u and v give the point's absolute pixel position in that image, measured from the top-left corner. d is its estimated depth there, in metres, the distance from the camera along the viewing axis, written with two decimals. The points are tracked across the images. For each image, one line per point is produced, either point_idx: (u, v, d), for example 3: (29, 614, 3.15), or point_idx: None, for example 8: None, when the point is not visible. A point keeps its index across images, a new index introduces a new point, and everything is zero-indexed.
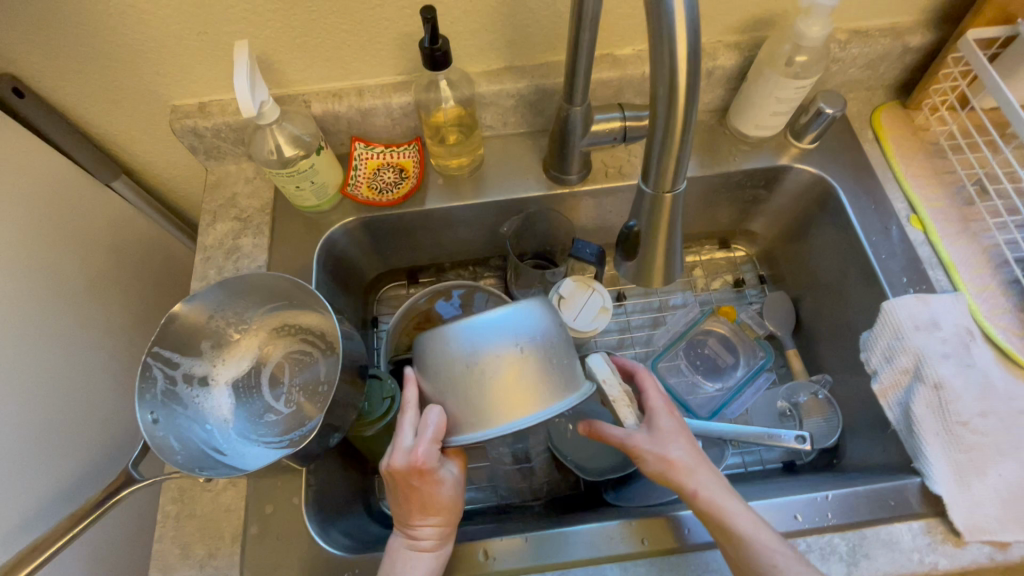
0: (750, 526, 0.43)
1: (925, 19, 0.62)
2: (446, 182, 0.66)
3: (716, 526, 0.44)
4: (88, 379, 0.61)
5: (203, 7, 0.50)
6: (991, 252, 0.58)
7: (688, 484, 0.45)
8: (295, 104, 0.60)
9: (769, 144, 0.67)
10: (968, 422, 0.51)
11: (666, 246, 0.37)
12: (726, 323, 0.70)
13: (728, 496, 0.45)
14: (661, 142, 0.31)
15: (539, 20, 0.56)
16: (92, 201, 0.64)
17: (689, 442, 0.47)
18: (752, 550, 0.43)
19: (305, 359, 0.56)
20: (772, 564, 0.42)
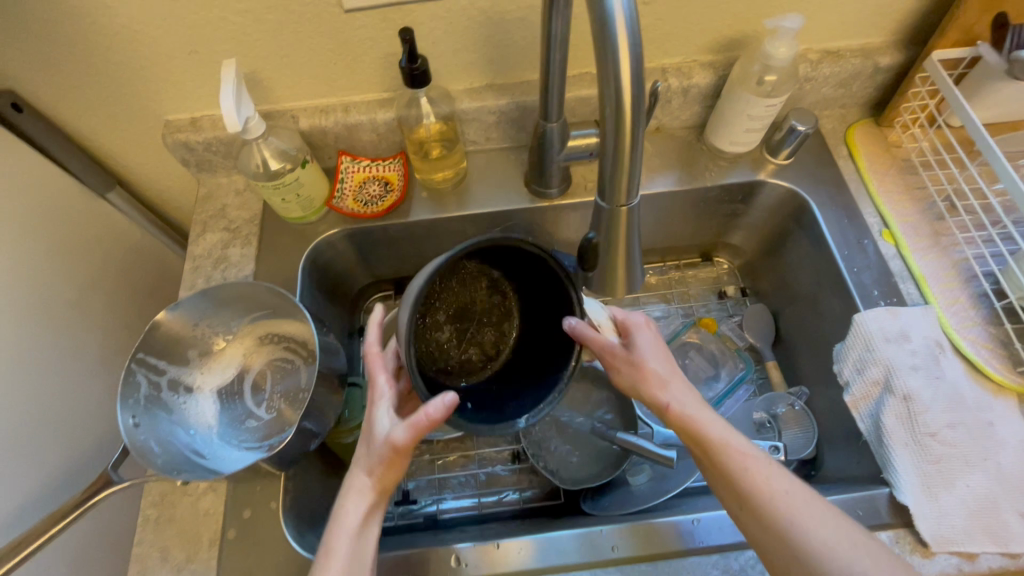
0: (727, 436, 0.46)
1: (894, 40, 0.64)
2: (430, 195, 0.68)
3: (692, 434, 0.47)
4: (76, 384, 0.63)
5: (194, 28, 0.53)
6: (961, 266, 0.60)
7: (663, 396, 0.49)
8: (284, 119, 0.62)
9: (745, 159, 0.68)
10: (936, 433, 0.52)
11: (625, 257, 0.39)
12: (705, 335, 0.72)
13: (703, 410, 0.48)
14: (612, 159, 0.33)
15: (518, 40, 0.59)
16: (87, 212, 0.66)
17: (666, 357, 0.52)
18: (725, 455, 0.45)
19: (287, 367, 0.57)
20: (742, 466, 0.45)
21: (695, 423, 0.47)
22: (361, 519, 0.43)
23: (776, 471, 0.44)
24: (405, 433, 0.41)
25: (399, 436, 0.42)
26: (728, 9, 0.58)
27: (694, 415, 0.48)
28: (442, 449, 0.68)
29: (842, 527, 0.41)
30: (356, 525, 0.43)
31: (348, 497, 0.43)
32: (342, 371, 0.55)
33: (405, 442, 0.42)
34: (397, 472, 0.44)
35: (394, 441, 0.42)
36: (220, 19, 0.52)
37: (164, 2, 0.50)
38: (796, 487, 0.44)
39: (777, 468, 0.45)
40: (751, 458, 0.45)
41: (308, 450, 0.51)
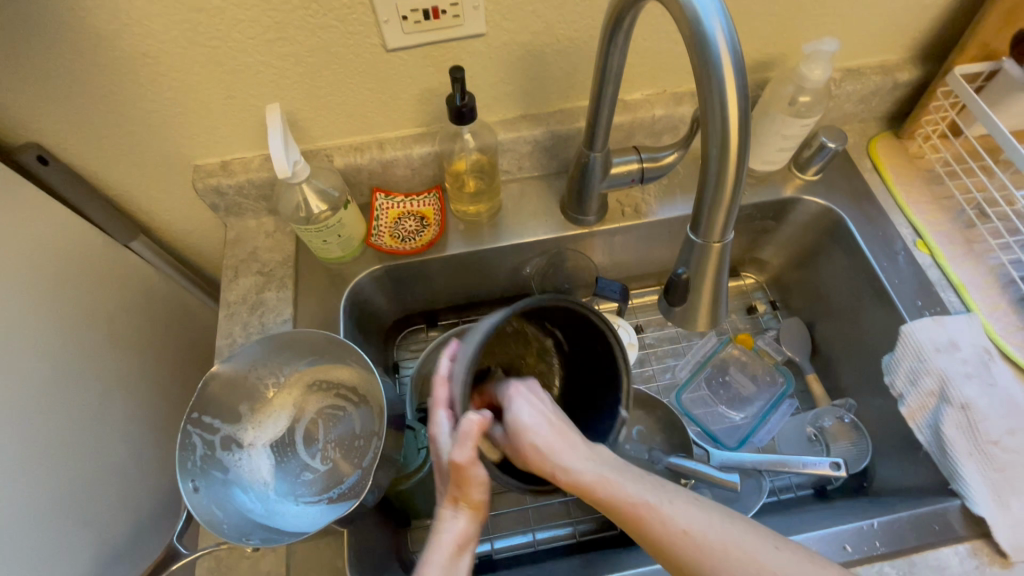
0: (646, 493, 0.38)
1: (911, 56, 0.66)
2: (466, 228, 0.67)
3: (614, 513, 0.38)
4: (106, 445, 0.60)
5: (232, 73, 0.52)
6: (997, 272, 0.61)
7: (554, 471, 0.39)
8: (318, 159, 0.61)
9: (774, 177, 0.69)
10: (998, 441, 0.52)
11: (712, 291, 0.38)
12: (743, 351, 0.72)
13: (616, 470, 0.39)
14: (712, 197, 0.33)
15: (555, 72, 0.59)
16: (112, 263, 0.64)
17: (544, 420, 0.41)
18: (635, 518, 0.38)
19: (339, 414, 0.57)
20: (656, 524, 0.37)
21: (608, 487, 0.38)
22: (449, 546, 0.40)
23: (734, 531, 0.37)
24: (464, 448, 0.38)
25: (459, 456, 0.38)
26: (759, 34, 0.59)
27: (602, 475, 0.39)
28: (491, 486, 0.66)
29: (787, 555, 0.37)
30: (441, 556, 0.39)
31: (440, 520, 0.41)
32: (398, 412, 0.53)
33: (466, 461, 0.38)
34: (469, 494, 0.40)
35: (457, 463, 0.38)
36: (260, 64, 0.51)
37: (203, 48, 0.49)
38: (764, 545, 0.37)
39: (726, 528, 0.38)
40: (691, 525, 0.37)
41: (366, 505, 0.49)
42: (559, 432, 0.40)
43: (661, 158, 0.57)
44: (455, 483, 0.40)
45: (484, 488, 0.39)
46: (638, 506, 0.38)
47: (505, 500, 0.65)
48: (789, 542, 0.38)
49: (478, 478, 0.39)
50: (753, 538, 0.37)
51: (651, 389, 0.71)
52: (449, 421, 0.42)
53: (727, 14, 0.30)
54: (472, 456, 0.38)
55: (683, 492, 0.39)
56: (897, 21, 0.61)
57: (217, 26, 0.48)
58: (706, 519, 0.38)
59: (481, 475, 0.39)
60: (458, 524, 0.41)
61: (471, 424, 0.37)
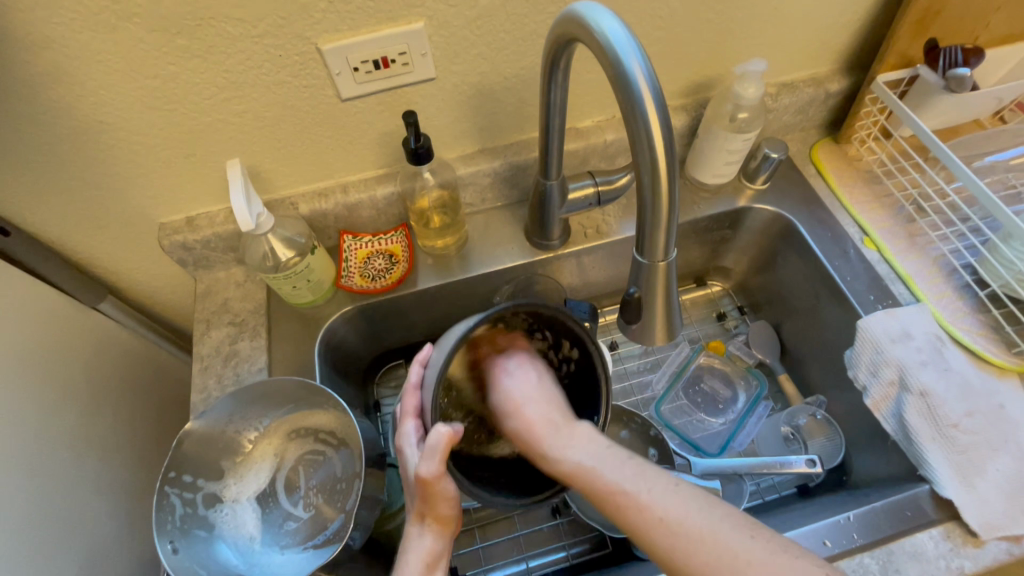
0: (623, 479, 0.40)
1: (838, 68, 0.70)
2: (435, 262, 0.68)
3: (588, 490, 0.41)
4: (80, 513, 0.59)
5: (193, 133, 0.53)
6: (939, 262, 0.64)
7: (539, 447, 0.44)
8: (284, 208, 0.62)
9: (726, 189, 0.73)
10: (957, 423, 0.55)
11: (665, 305, 0.41)
12: (716, 357, 0.74)
13: (591, 454, 0.42)
14: (651, 221, 0.36)
15: (506, 107, 0.61)
16: (81, 327, 0.63)
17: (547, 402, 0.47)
18: (610, 502, 0.40)
19: (319, 459, 0.57)
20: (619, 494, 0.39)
21: (586, 476, 0.41)
22: (419, 565, 0.44)
23: (711, 518, 0.37)
24: (431, 463, 0.39)
25: (424, 470, 0.39)
26: (694, 59, 0.63)
27: (586, 463, 0.41)
28: (482, 517, 0.66)
29: (771, 546, 0.35)
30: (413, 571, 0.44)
31: (410, 539, 0.45)
32: (379, 450, 0.54)
33: (433, 476, 0.39)
34: (432, 510, 0.43)
35: (424, 477, 0.40)
36: (218, 122, 0.53)
37: (160, 111, 0.51)
38: (738, 535, 0.36)
39: (701, 511, 0.37)
40: (668, 509, 0.37)
41: (352, 546, 0.49)
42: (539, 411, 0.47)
43: (614, 180, 0.60)
44: (424, 498, 0.42)
45: (449, 503, 0.42)
46: (615, 493, 0.39)
47: (496, 528, 0.66)
48: (765, 529, 0.36)
49: (444, 494, 0.42)
50: (736, 524, 0.36)
51: (630, 403, 0.72)
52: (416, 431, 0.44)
53: (644, 54, 0.33)
54: (436, 471, 0.39)
55: (652, 467, 0.41)
56: (819, 38, 0.65)
57: (173, 89, 0.49)
58: (693, 505, 0.38)
59: (449, 489, 0.41)
60: (424, 541, 0.45)
61: (435, 441, 0.39)
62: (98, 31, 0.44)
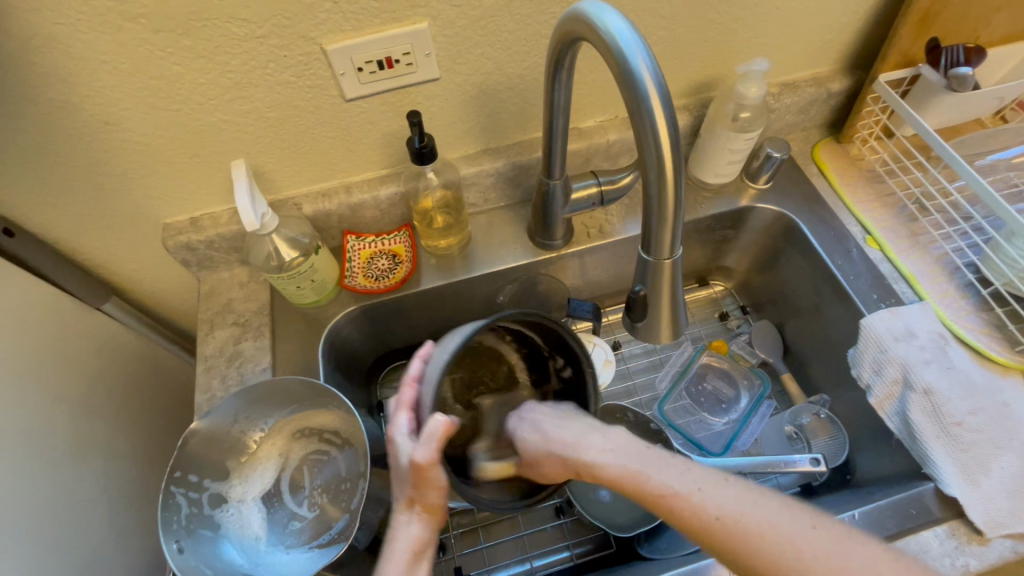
0: (672, 481, 0.39)
1: (840, 68, 0.71)
2: (438, 261, 0.68)
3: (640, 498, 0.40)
4: (85, 514, 0.59)
5: (197, 134, 0.53)
6: (942, 260, 0.64)
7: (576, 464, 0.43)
8: (287, 208, 0.63)
9: (728, 189, 0.73)
10: (961, 422, 0.55)
11: (671, 304, 0.41)
12: (720, 357, 0.74)
13: (638, 457, 0.41)
14: (657, 218, 0.36)
15: (510, 108, 0.62)
16: (85, 328, 0.63)
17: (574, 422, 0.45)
18: (663, 506, 0.39)
19: (324, 459, 0.57)
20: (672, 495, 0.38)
21: (632, 480, 0.40)
22: (406, 554, 0.44)
23: (772, 513, 0.36)
24: (426, 450, 0.40)
25: (419, 456, 0.40)
26: (697, 59, 0.63)
27: (634, 467, 0.40)
28: (486, 517, 0.66)
29: (831, 530, 0.35)
30: (400, 559, 0.44)
31: (397, 528, 0.45)
32: (383, 450, 0.54)
33: (427, 463, 0.40)
34: (419, 497, 0.43)
35: (419, 463, 0.40)
36: (222, 122, 0.53)
37: (165, 112, 0.51)
38: (802, 527, 0.35)
39: (761, 509, 0.36)
40: (726, 508, 0.37)
41: (357, 546, 0.49)
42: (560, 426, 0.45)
43: (617, 180, 0.60)
44: (416, 485, 0.42)
45: (440, 493, 0.43)
46: (664, 495, 0.39)
47: (500, 528, 0.66)
48: (824, 517, 0.36)
49: (437, 482, 0.42)
50: (802, 517, 0.36)
51: (633, 403, 0.72)
52: (410, 422, 0.44)
53: (650, 52, 0.33)
54: (431, 458, 0.40)
55: (710, 477, 0.39)
56: (822, 38, 0.66)
57: (178, 90, 0.49)
58: (757, 505, 0.37)
59: (440, 478, 0.41)
60: (412, 530, 0.44)
61: (435, 427, 0.39)
62: (103, 32, 0.44)
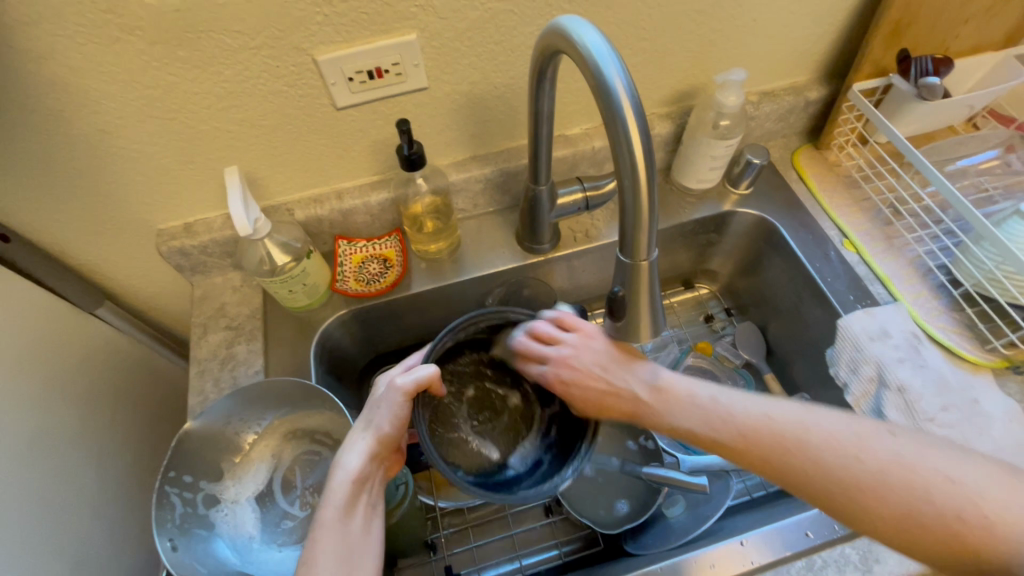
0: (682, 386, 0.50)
1: (817, 77, 0.73)
2: (428, 265, 0.70)
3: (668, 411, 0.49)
4: (77, 517, 0.59)
5: (190, 142, 0.55)
6: (916, 262, 0.67)
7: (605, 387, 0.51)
8: (279, 214, 0.64)
9: (711, 194, 0.75)
10: (934, 418, 0.57)
11: (649, 304, 0.43)
12: (704, 358, 0.75)
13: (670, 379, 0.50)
14: (632, 221, 0.38)
15: (497, 116, 0.63)
16: (79, 332, 0.64)
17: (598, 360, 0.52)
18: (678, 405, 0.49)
19: (315, 459, 0.58)
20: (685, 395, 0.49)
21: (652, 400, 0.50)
22: (346, 481, 0.45)
23: (836, 426, 0.43)
24: (409, 379, 0.46)
25: (403, 378, 0.46)
26: (678, 68, 0.65)
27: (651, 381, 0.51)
28: (476, 517, 0.67)
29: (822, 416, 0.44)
30: (338, 480, 0.45)
31: (342, 453, 0.47)
32: None
33: (404, 388, 0.46)
34: (380, 425, 0.47)
35: (396, 388, 0.47)
36: (216, 130, 0.54)
37: (160, 120, 0.52)
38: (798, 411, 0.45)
39: (825, 421, 0.43)
40: (793, 420, 0.44)
41: None
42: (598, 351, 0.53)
43: (602, 185, 0.62)
44: (382, 406, 0.48)
45: (399, 421, 0.47)
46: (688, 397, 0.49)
47: (490, 527, 0.67)
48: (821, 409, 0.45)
49: (399, 411, 0.47)
50: (865, 432, 0.42)
51: None
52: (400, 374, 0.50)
53: (623, 64, 0.35)
54: (409, 386, 0.46)
55: (783, 401, 0.46)
56: (799, 49, 0.68)
57: (172, 99, 0.51)
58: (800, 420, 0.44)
59: (403, 413, 0.47)
60: (355, 460, 0.46)
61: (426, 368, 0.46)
62: (101, 42, 0.45)
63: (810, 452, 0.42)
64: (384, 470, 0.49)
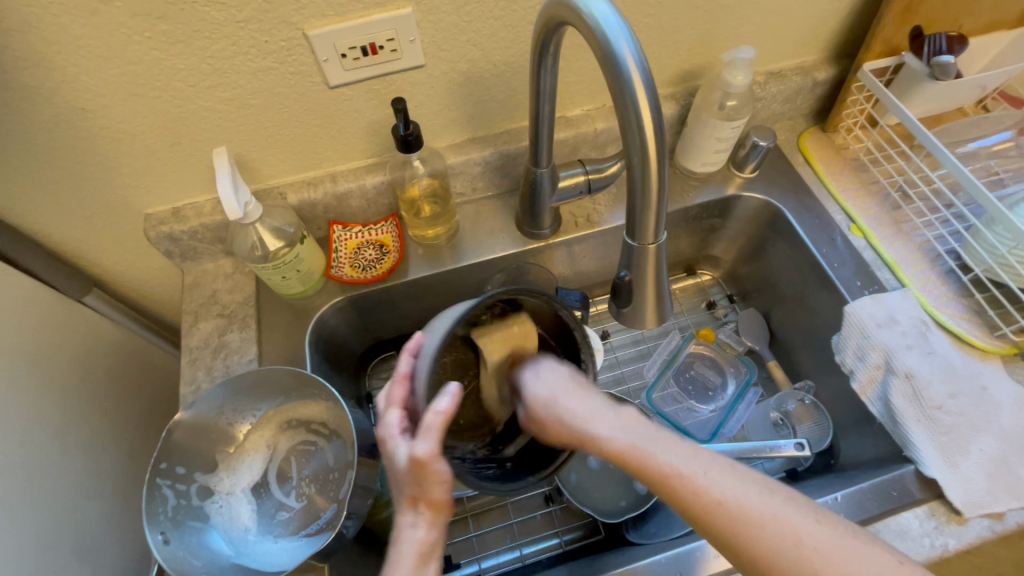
0: (680, 463, 0.38)
1: (826, 57, 0.71)
2: (426, 251, 0.68)
3: (639, 469, 0.39)
4: (66, 510, 0.58)
5: (176, 122, 0.52)
6: (924, 248, 0.65)
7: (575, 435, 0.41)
8: (272, 198, 0.62)
9: (715, 178, 0.73)
10: (941, 405, 0.56)
11: (656, 288, 0.41)
12: (707, 346, 0.74)
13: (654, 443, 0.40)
14: (641, 203, 0.36)
15: (496, 96, 0.61)
16: (67, 320, 0.62)
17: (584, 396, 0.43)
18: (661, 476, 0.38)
19: (311, 449, 0.56)
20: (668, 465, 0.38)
21: (639, 456, 0.39)
22: (413, 558, 0.42)
23: (818, 533, 0.36)
24: (426, 443, 0.39)
25: (422, 450, 0.39)
26: (683, 47, 0.63)
27: (635, 444, 0.40)
28: (475, 507, 0.66)
29: (800, 511, 0.37)
30: (406, 564, 0.42)
31: (402, 532, 0.43)
32: (371, 441, 0.54)
33: (430, 455, 0.39)
34: (423, 495, 0.41)
35: (420, 457, 0.39)
36: (203, 109, 0.52)
37: (143, 99, 0.50)
38: (782, 505, 0.37)
39: (824, 534, 0.36)
40: (768, 514, 0.36)
41: (346, 537, 0.49)
42: (581, 401, 0.42)
43: (605, 168, 0.60)
44: (416, 480, 0.41)
45: (444, 486, 0.41)
46: (669, 475, 0.38)
47: (490, 517, 0.66)
48: (829, 514, 0.37)
49: (440, 476, 0.40)
50: (829, 535, 0.36)
51: (620, 392, 0.73)
52: (402, 422, 0.43)
53: (634, 37, 0.33)
54: (434, 449, 0.39)
55: (803, 502, 0.37)
56: (808, 26, 0.66)
57: (156, 76, 0.48)
58: (771, 509, 0.37)
59: (443, 472, 0.40)
60: (417, 533, 0.43)
61: (435, 421, 0.38)
62: (77, 14, 0.43)
63: (762, 547, 0.36)
64: (449, 519, 0.45)
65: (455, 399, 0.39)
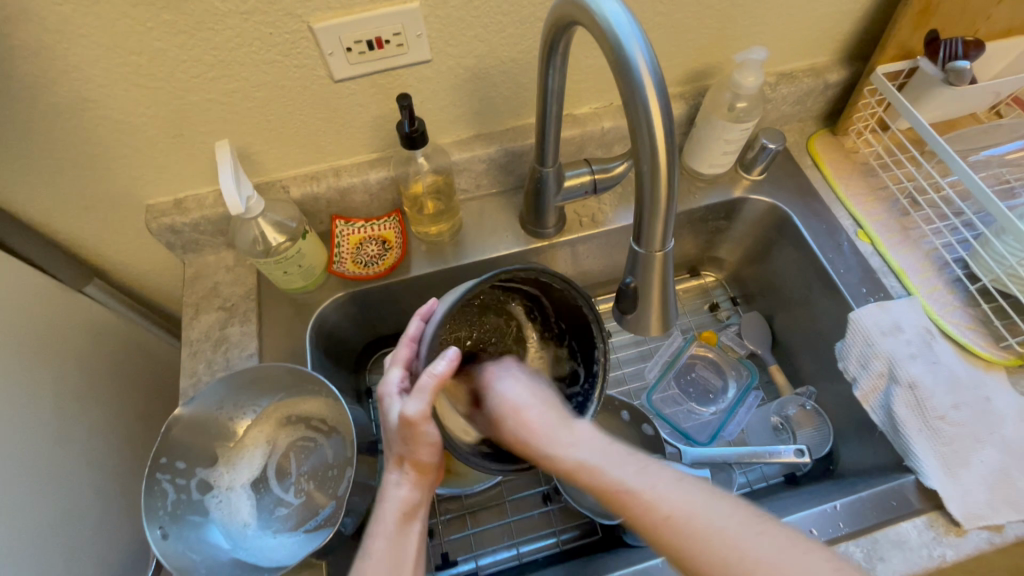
0: (626, 480, 0.40)
1: (838, 58, 0.70)
2: (428, 248, 0.67)
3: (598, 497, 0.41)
4: (65, 500, 0.58)
5: (179, 113, 0.52)
6: (931, 255, 0.65)
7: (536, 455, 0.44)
8: (274, 191, 0.61)
9: (723, 179, 0.72)
10: (944, 415, 0.55)
11: (662, 295, 0.41)
12: (709, 348, 0.74)
13: (607, 461, 0.41)
14: (649, 211, 0.36)
15: (503, 91, 0.60)
16: (69, 311, 0.62)
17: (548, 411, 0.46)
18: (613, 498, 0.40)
19: (310, 446, 0.56)
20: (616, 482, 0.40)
21: (590, 475, 0.41)
22: (395, 514, 0.45)
23: (761, 543, 0.35)
24: (416, 406, 0.40)
25: (412, 409, 0.40)
26: (694, 46, 0.62)
27: (587, 461, 0.42)
28: (473, 504, 0.66)
29: (750, 522, 0.36)
30: (389, 517, 0.45)
31: (388, 488, 0.47)
32: (371, 437, 0.54)
33: (419, 416, 0.41)
34: (411, 454, 0.44)
35: (409, 418, 0.41)
36: (205, 101, 0.51)
37: (146, 90, 0.49)
38: (742, 527, 0.36)
39: (768, 541, 0.35)
40: (710, 526, 0.36)
41: (343, 534, 0.49)
42: (540, 413, 0.46)
43: (612, 168, 0.59)
44: (405, 440, 0.43)
45: (430, 448, 0.43)
46: (615, 493, 0.39)
47: (487, 515, 0.66)
48: (772, 523, 0.36)
49: (427, 438, 0.42)
50: (781, 542, 0.35)
51: (620, 393, 0.72)
52: (402, 381, 0.45)
53: (646, 40, 0.32)
54: (422, 412, 0.40)
55: (747, 515, 0.36)
56: (822, 27, 0.65)
57: (158, 67, 0.48)
58: (712, 513, 0.36)
59: (430, 434, 0.42)
60: (401, 491, 0.46)
61: (428, 385, 0.40)
62: (80, 3, 0.42)
63: (708, 554, 0.35)
64: (435, 481, 0.48)
65: (452, 365, 0.40)
